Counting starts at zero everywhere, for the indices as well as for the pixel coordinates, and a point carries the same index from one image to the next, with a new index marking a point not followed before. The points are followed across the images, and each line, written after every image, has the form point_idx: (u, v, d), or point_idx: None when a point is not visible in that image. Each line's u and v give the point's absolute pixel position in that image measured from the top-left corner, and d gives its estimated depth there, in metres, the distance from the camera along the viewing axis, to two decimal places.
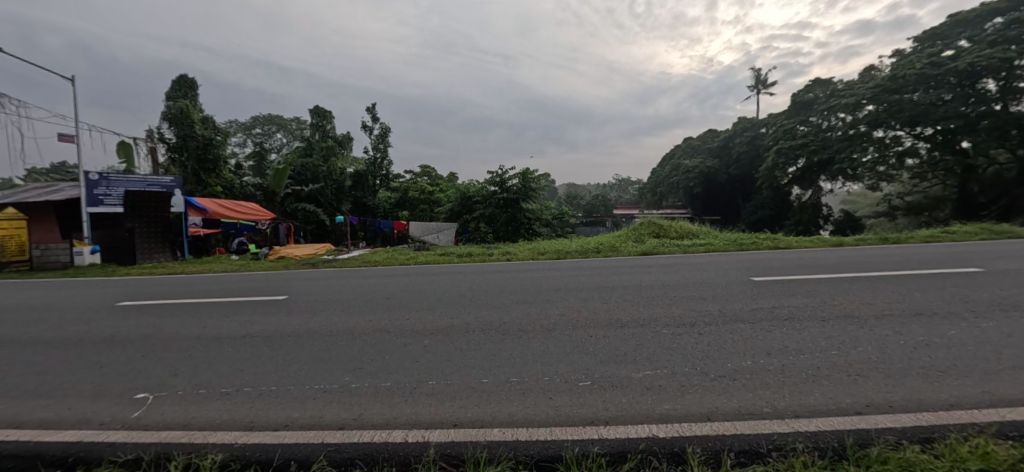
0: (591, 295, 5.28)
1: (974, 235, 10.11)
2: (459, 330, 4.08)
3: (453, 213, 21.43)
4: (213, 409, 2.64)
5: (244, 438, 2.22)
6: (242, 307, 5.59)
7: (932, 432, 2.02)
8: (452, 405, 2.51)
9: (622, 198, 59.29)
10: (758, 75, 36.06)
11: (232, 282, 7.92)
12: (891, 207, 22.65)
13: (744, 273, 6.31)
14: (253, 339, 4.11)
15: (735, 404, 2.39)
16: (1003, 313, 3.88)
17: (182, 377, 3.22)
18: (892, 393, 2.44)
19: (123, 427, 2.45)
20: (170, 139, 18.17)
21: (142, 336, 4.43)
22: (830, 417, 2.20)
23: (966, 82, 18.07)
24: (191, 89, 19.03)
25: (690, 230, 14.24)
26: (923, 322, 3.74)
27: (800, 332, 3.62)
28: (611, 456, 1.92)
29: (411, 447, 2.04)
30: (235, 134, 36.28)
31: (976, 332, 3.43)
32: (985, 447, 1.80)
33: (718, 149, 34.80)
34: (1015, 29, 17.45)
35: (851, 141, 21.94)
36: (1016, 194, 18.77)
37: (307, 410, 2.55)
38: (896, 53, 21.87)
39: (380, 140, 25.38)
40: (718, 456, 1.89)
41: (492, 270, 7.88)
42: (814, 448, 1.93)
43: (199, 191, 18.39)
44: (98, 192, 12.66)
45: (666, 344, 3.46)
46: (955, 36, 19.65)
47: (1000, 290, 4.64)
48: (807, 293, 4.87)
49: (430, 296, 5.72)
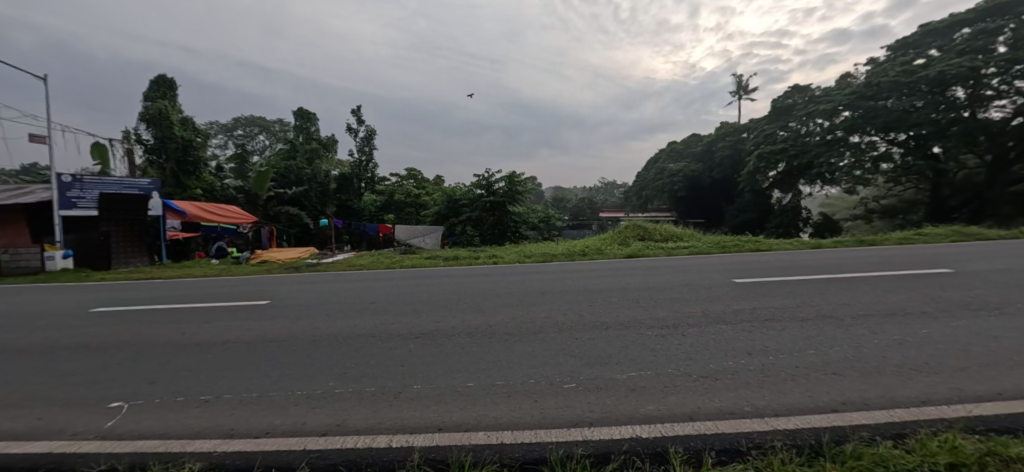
0: (579, 298, 5.31)
1: (946, 238, 10.45)
2: (444, 333, 4.07)
3: (440, 217, 21.40)
4: (192, 417, 2.57)
5: (224, 446, 2.17)
6: (221, 312, 5.45)
7: (904, 428, 2.08)
8: (437, 410, 2.50)
9: (607, 201, 59.85)
10: (739, 81, 37.16)
11: (212, 286, 7.77)
12: (867, 210, 23.44)
13: (726, 275, 6.44)
14: (235, 345, 4.04)
15: (717, 404, 2.43)
16: (971, 312, 4.06)
17: (158, 385, 3.12)
18: (866, 391, 2.52)
19: (96, 437, 2.38)
20: (147, 140, 17.78)
21: (115, 343, 4.29)
22: (808, 415, 2.26)
23: (936, 90, 18.89)
24: (170, 89, 18.66)
25: (674, 233, 14.42)
26: (897, 321, 3.87)
27: (780, 331, 3.73)
28: (596, 458, 1.93)
29: (395, 453, 2.03)
30: (215, 136, 35.60)
31: (946, 330, 3.58)
32: (954, 441, 1.87)
33: (701, 153, 35.55)
34: (980, 40, 18.34)
35: (828, 146, 22.44)
36: (985, 197, 20.02)
37: (288, 417, 2.50)
38: (871, 61, 22.63)
39: (366, 142, 25.22)
40: (699, 456, 1.91)
41: (478, 273, 7.90)
42: (791, 446, 1.97)
43: (177, 194, 17.90)
44: (71, 195, 12.09)
45: (650, 345, 3.50)
46: (925, 45, 20.48)
47: (968, 290, 4.85)
48: (786, 295, 4.97)
49: (416, 299, 5.70)
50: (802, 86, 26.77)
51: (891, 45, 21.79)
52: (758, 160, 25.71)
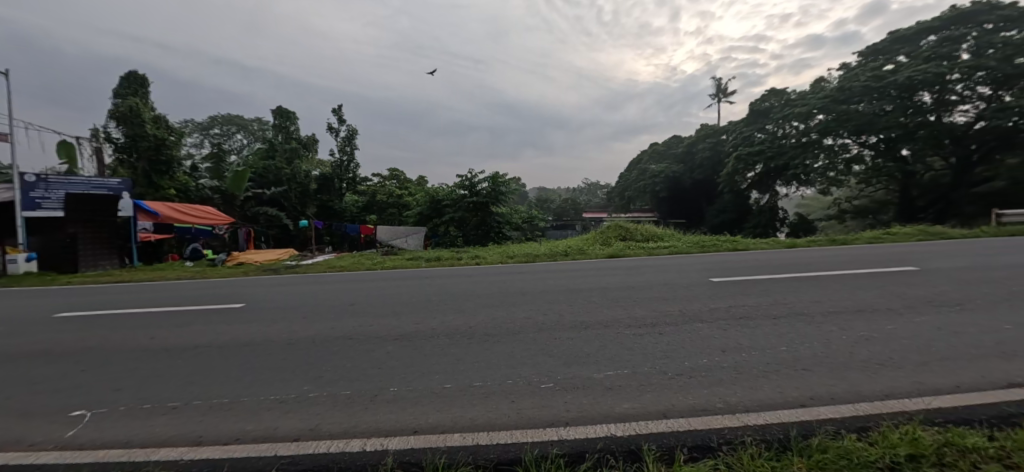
0: (559, 298, 5.33)
1: (912, 236, 10.87)
2: (424, 335, 4.03)
3: (423, 217, 21.25)
4: (159, 424, 2.49)
5: (190, 454, 2.11)
6: (193, 316, 5.29)
7: (868, 421, 2.15)
8: (413, 412, 2.47)
9: (591, 201, 60.38)
10: (718, 84, 37.92)
11: (185, 289, 7.55)
12: (841, 210, 24.22)
13: (704, 274, 6.57)
14: (208, 349, 3.93)
15: (691, 401, 2.47)
16: (934, 308, 4.23)
17: (125, 392, 3.01)
18: (834, 386, 2.60)
19: (56, 447, 2.28)
20: (117, 139, 17.15)
21: (81, 349, 4.13)
22: (777, 410, 2.32)
23: (905, 94, 19.63)
24: (142, 86, 18.08)
25: (654, 233, 14.63)
26: (865, 318, 4.01)
27: (753, 329, 3.82)
28: (570, 457, 1.93)
29: (368, 456, 2.00)
30: (191, 134, 34.63)
31: (910, 326, 3.72)
32: (915, 434, 1.94)
33: (682, 154, 36.13)
34: (946, 47, 19.12)
35: (804, 148, 23.05)
36: (950, 198, 20.88)
37: (260, 422, 2.45)
38: (844, 66, 23.37)
39: (347, 141, 24.85)
40: (672, 452, 1.95)
41: (460, 274, 7.87)
42: (761, 440, 2.01)
43: (149, 194, 17.32)
44: (36, 195, 11.62)
45: (627, 344, 3.54)
46: (894, 51, 21.25)
47: (932, 287, 5.05)
48: (761, 294, 5.09)
49: (396, 300, 5.64)
50: (778, 89, 27.47)
51: (863, 50, 22.54)
52: (737, 161, 26.27)
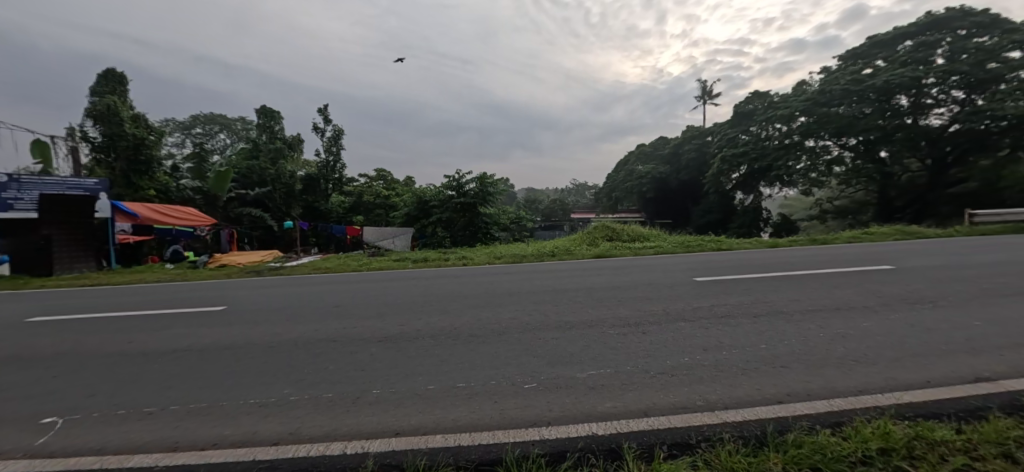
0: (545, 298, 5.35)
1: (889, 236, 11.15)
2: (408, 336, 4.01)
3: (410, 218, 21.13)
4: (135, 430, 2.44)
5: (166, 459, 2.07)
6: (172, 318, 5.18)
7: (842, 417, 2.21)
8: (396, 413, 2.47)
9: (578, 202, 60.68)
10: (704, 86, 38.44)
11: (163, 292, 7.37)
12: (823, 210, 24.74)
13: (688, 273, 6.65)
14: (187, 353, 3.85)
15: (672, 399, 2.51)
16: (907, 305, 4.36)
17: (99, 398, 2.93)
18: (811, 383, 2.66)
19: (25, 455, 2.22)
20: (94, 138, 16.70)
21: (53, 354, 4.01)
22: (755, 407, 2.36)
23: (883, 98, 20.15)
24: (120, 84, 17.66)
25: (640, 234, 14.78)
26: (842, 315, 4.11)
27: (734, 328, 3.88)
28: (551, 456, 1.95)
29: (349, 459, 1.99)
30: (172, 134, 33.90)
31: (885, 323, 3.82)
32: (886, 428, 2.00)
33: (669, 156, 36.54)
34: (921, 52, 19.68)
35: (786, 150, 23.50)
36: (926, 198, 21.49)
37: (239, 427, 2.41)
38: (824, 69, 23.90)
39: (333, 142, 24.58)
40: (651, 450, 1.98)
41: (446, 275, 7.85)
42: (738, 437, 2.05)
43: (128, 195, 16.88)
44: (7, 196, 11.68)
45: (611, 344, 3.57)
46: (872, 56, 21.80)
47: (907, 285, 5.20)
48: (744, 292, 5.18)
49: (381, 302, 5.60)
50: (762, 91, 27.97)
51: (843, 55, 23.08)
52: (722, 162, 26.66)
